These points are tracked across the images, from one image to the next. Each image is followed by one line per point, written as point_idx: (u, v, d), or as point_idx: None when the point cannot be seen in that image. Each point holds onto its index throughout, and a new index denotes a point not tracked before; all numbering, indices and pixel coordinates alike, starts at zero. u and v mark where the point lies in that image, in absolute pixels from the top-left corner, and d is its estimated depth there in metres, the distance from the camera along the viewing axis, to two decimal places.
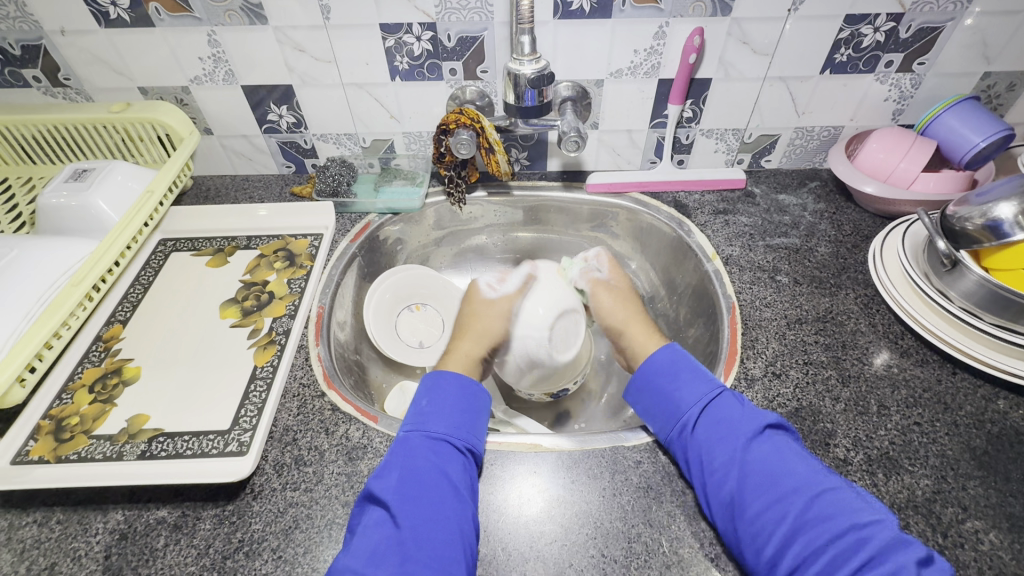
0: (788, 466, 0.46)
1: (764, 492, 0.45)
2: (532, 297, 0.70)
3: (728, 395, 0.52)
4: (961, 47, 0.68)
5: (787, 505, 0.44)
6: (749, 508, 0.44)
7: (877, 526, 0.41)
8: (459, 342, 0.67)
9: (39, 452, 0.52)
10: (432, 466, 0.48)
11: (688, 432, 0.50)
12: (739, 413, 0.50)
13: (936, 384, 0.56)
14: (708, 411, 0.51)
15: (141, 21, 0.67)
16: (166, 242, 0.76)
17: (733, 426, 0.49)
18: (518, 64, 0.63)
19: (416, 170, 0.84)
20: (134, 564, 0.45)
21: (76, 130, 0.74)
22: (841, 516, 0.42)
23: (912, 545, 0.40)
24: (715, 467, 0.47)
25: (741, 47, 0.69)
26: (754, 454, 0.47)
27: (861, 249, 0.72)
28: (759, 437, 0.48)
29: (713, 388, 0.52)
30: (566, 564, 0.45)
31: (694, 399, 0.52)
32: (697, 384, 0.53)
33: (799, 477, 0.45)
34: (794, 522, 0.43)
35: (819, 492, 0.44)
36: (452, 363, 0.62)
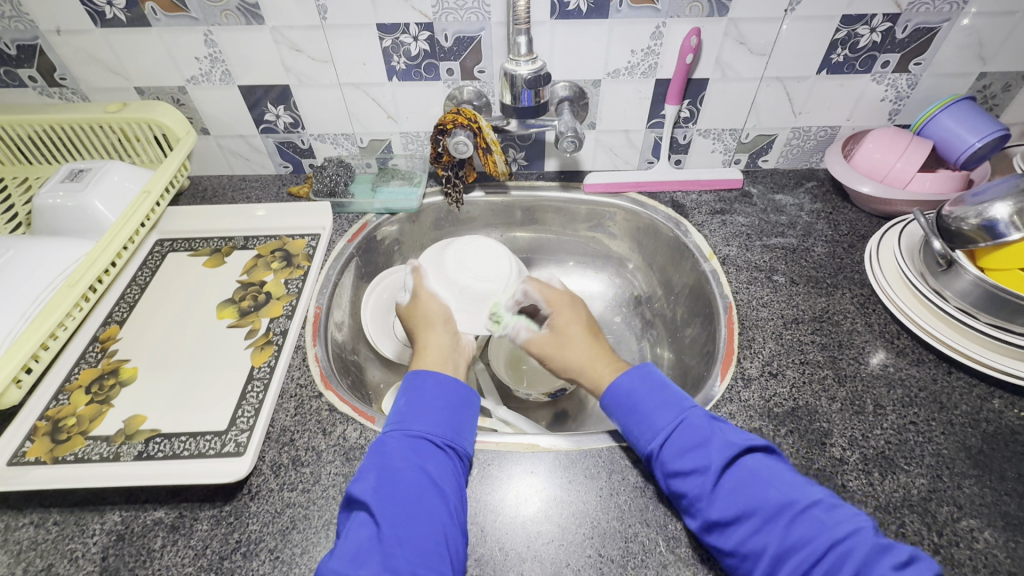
0: (762, 490, 0.44)
1: (739, 521, 0.43)
2: (440, 271, 0.68)
3: (693, 419, 0.49)
4: (957, 47, 0.68)
5: (766, 533, 0.42)
6: (728, 538, 0.43)
7: (856, 540, 0.39)
8: (429, 337, 0.62)
9: (36, 453, 0.52)
10: (411, 465, 0.47)
11: (658, 464, 0.48)
12: (703, 440, 0.47)
13: (932, 383, 0.56)
14: (673, 440, 0.48)
15: (137, 21, 0.67)
16: (163, 242, 0.76)
17: (698, 455, 0.46)
18: (516, 64, 0.63)
19: (414, 170, 0.84)
20: (131, 565, 0.45)
21: (73, 130, 0.74)
22: (820, 538, 0.40)
23: (892, 550, 0.39)
24: (689, 499, 0.45)
25: (738, 47, 0.69)
26: (726, 483, 0.45)
27: (857, 248, 0.72)
28: (728, 462, 0.46)
29: (676, 416, 0.50)
30: (562, 564, 0.45)
31: (656, 430, 0.49)
32: (659, 414, 0.50)
33: (774, 502, 0.43)
34: (775, 548, 0.41)
35: (795, 514, 0.42)
36: (428, 358, 0.59)
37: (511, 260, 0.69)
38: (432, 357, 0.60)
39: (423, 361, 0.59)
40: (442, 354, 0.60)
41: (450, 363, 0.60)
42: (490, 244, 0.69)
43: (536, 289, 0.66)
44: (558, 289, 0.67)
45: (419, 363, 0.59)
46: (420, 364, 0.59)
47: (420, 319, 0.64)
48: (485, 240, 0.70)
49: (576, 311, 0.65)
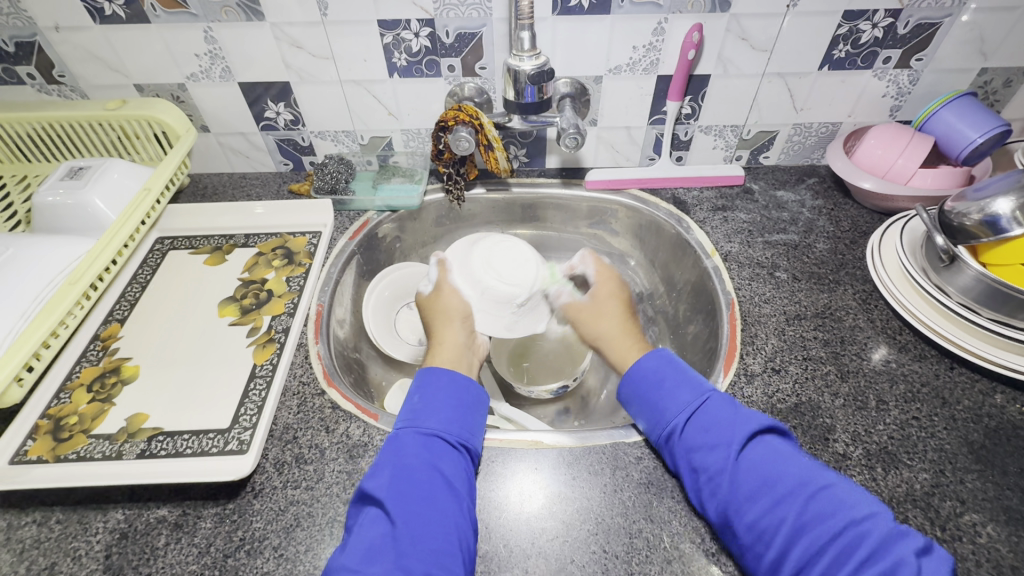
0: (781, 468, 0.44)
1: (758, 496, 0.43)
2: (467, 263, 0.67)
3: (717, 398, 0.50)
4: (959, 42, 0.68)
5: (784, 508, 0.42)
6: (746, 513, 0.43)
7: (871, 522, 0.40)
8: (443, 331, 0.62)
9: (37, 452, 0.52)
10: (424, 463, 0.47)
11: (679, 440, 0.49)
12: (727, 417, 0.48)
13: (934, 379, 0.56)
14: (696, 417, 0.49)
15: (137, 18, 0.67)
16: (163, 240, 0.76)
17: (723, 429, 0.47)
18: (518, 59, 0.63)
19: (415, 167, 0.84)
20: (134, 563, 0.45)
21: (71, 128, 0.73)
22: (837, 515, 0.41)
23: (909, 536, 0.39)
24: (709, 475, 0.45)
25: (740, 43, 0.69)
26: (746, 459, 0.45)
27: (859, 244, 0.72)
28: (750, 439, 0.46)
29: (700, 394, 0.50)
30: (567, 560, 0.45)
31: (680, 406, 0.50)
32: (683, 390, 0.51)
33: (792, 479, 0.43)
34: (791, 524, 0.41)
35: (814, 492, 0.42)
36: (440, 355, 0.59)
37: (538, 268, 0.69)
38: (445, 355, 0.59)
39: (438, 357, 0.59)
40: (456, 352, 0.60)
41: (463, 361, 0.59)
42: (519, 247, 0.70)
43: (592, 264, 0.68)
44: (609, 269, 0.68)
45: (431, 360, 0.59)
46: (431, 361, 0.59)
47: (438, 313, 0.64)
48: (514, 242, 0.71)
49: (619, 287, 0.66)
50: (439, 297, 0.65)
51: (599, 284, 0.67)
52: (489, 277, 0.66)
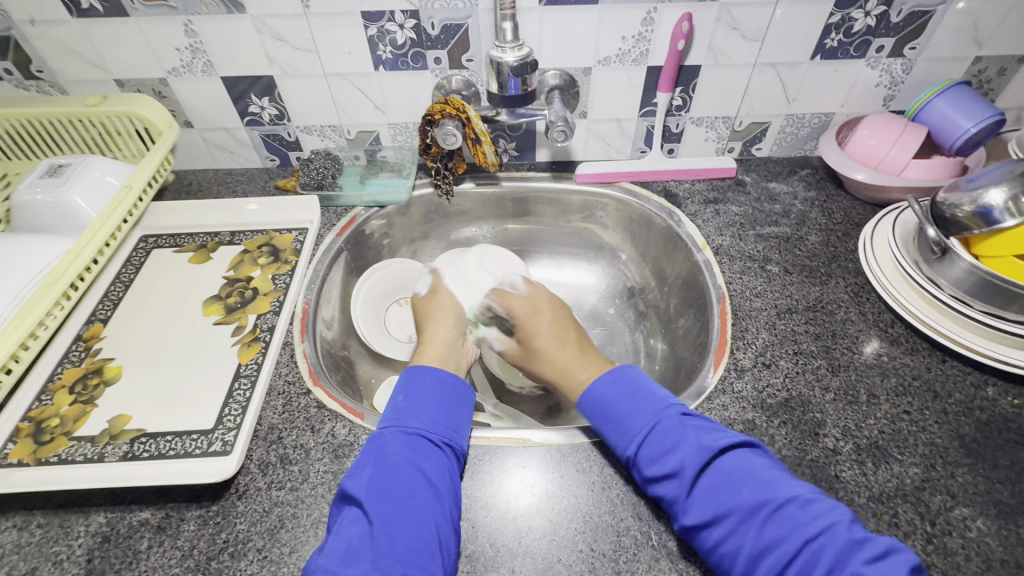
0: (736, 489, 0.43)
1: (713, 524, 0.42)
2: (461, 271, 0.72)
3: (667, 421, 0.48)
4: (952, 30, 0.67)
5: (742, 533, 0.41)
6: (705, 540, 0.42)
7: (829, 537, 0.39)
8: (435, 327, 0.64)
9: (18, 455, 0.51)
10: (405, 461, 0.47)
11: (635, 467, 0.48)
12: (676, 443, 0.46)
13: (926, 372, 0.56)
14: (648, 444, 0.47)
15: (115, 11, 0.65)
16: (147, 238, 0.75)
17: (672, 458, 0.46)
18: (501, 51, 0.62)
19: (403, 162, 0.82)
20: (116, 567, 0.45)
21: (51, 125, 0.72)
22: (793, 536, 0.40)
23: (867, 544, 0.39)
24: (666, 503, 0.45)
25: (731, 32, 0.67)
26: (698, 487, 0.44)
27: (851, 237, 0.71)
28: (702, 464, 0.45)
29: (650, 420, 0.49)
30: (554, 559, 0.45)
31: (631, 437, 0.49)
32: (635, 417, 0.50)
33: (747, 501, 0.42)
34: (750, 549, 0.41)
35: (769, 513, 0.41)
36: (430, 354, 0.60)
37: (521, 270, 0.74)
38: (434, 353, 0.60)
39: (425, 354, 0.60)
40: (445, 351, 0.61)
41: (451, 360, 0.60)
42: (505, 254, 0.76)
43: (500, 300, 0.67)
44: (518, 295, 0.67)
45: (421, 358, 0.59)
46: (421, 358, 0.59)
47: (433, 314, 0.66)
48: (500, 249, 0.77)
49: (539, 318, 0.64)
50: (435, 298, 0.68)
51: (519, 324, 0.64)
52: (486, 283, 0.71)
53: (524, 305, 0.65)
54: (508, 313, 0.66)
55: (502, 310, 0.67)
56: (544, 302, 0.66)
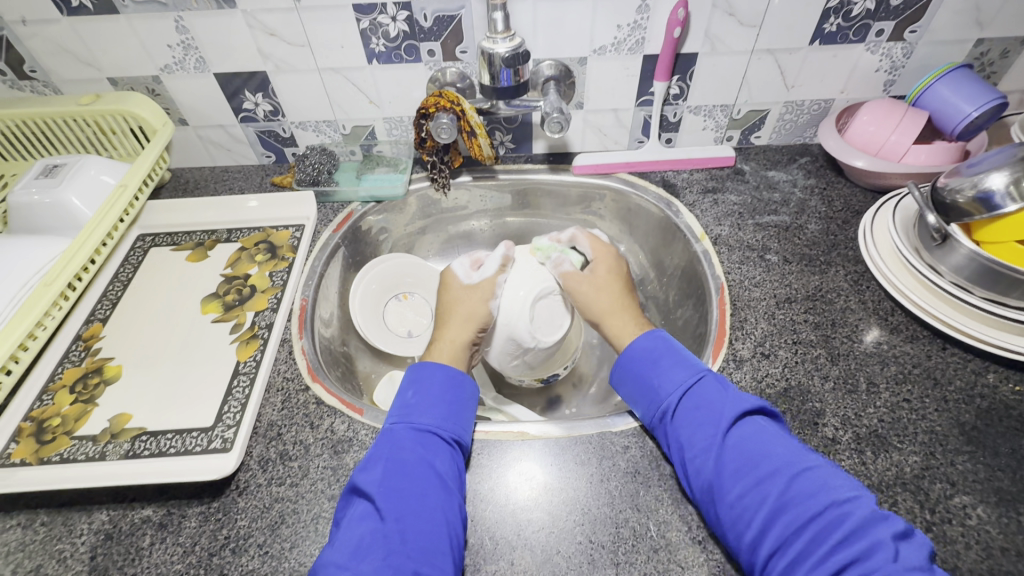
0: (768, 448, 0.44)
1: (741, 475, 0.43)
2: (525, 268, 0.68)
3: (709, 378, 0.50)
4: (954, 12, 0.66)
5: (766, 487, 0.42)
6: (728, 491, 0.43)
7: (853, 504, 0.39)
8: (447, 328, 0.64)
9: (20, 455, 0.52)
10: (418, 458, 0.47)
11: (669, 416, 0.49)
12: (718, 397, 0.48)
13: (926, 360, 0.56)
14: (688, 395, 0.49)
15: (105, 8, 0.65)
16: (145, 236, 0.75)
17: (712, 409, 0.47)
18: (492, 42, 0.61)
19: (399, 157, 0.82)
20: (120, 564, 0.45)
21: (46, 125, 0.72)
22: (820, 496, 0.40)
23: (890, 520, 0.39)
24: (694, 452, 0.46)
25: (728, 19, 0.66)
26: (732, 437, 0.45)
27: (851, 224, 0.71)
28: (738, 419, 0.47)
29: (694, 372, 0.51)
30: (553, 551, 0.45)
31: (673, 385, 0.50)
32: (677, 369, 0.51)
33: (779, 458, 0.43)
34: (772, 502, 0.41)
35: (798, 472, 0.42)
36: (440, 355, 0.61)
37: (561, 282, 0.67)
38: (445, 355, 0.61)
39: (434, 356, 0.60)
40: (456, 353, 0.61)
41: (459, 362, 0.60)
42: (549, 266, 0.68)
43: (586, 238, 0.70)
44: (603, 244, 0.71)
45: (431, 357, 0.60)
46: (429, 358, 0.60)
47: (460, 310, 0.65)
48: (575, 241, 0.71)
49: (615, 265, 0.69)
50: (468, 292, 0.66)
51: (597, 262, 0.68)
52: (517, 306, 0.65)
53: (607, 251, 0.70)
54: (592, 254, 0.69)
55: (587, 248, 0.70)
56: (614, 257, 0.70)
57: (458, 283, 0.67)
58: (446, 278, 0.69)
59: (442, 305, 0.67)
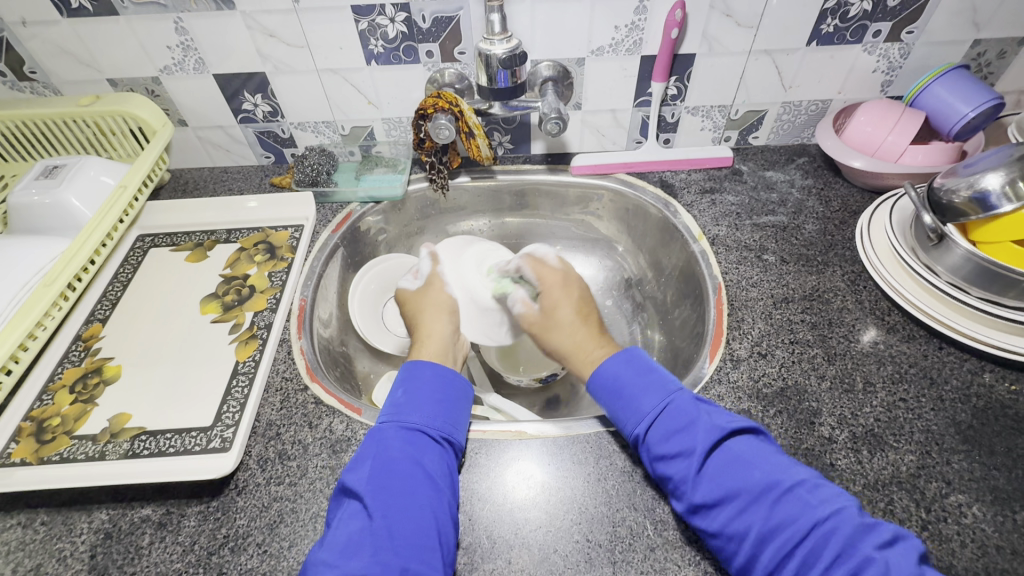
0: (746, 473, 0.43)
1: (724, 504, 0.43)
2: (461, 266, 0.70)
3: (679, 401, 0.49)
4: (950, 13, 0.66)
5: (750, 515, 0.42)
6: (712, 520, 0.43)
7: (838, 520, 0.39)
8: (428, 323, 0.64)
9: (20, 454, 0.52)
10: (407, 457, 0.47)
11: (643, 447, 0.48)
12: (688, 424, 0.47)
13: (922, 359, 0.56)
14: (659, 424, 0.48)
15: (105, 9, 0.65)
16: (144, 237, 0.75)
17: (684, 438, 0.46)
18: (489, 43, 0.61)
19: (398, 157, 0.82)
20: (119, 563, 0.45)
21: (46, 126, 0.72)
22: (803, 518, 0.40)
23: (876, 529, 0.39)
24: (674, 483, 0.45)
25: (725, 20, 0.67)
26: (708, 467, 0.44)
27: (849, 224, 0.71)
28: (713, 444, 0.45)
29: (662, 399, 0.49)
30: (550, 550, 0.45)
31: (643, 415, 0.49)
32: (645, 398, 0.50)
33: (758, 482, 0.42)
34: (758, 529, 0.41)
35: (780, 495, 0.41)
36: (427, 350, 0.60)
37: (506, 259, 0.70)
38: (432, 348, 0.60)
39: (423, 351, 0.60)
40: (440, 344, 0.61)
41: (445, 351, 0.61)
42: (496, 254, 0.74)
43: (533, 267, 0.66)
44: (552, 267, 0.66)
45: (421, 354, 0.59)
46: (418, 355, 0.59)
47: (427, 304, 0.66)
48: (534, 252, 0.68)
49: (567, 292, 0.64)
50: (423, 294, 0.67)
51: (548, 293, 0.64)
52: (475, 282, 0.68)
53: (556, 276, 0.65)
54: (540, 282, 0.65)
55: (533, 276, 0.65)
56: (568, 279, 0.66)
57: (412, 293, 0.68)
58: (401, 297, 0.69)
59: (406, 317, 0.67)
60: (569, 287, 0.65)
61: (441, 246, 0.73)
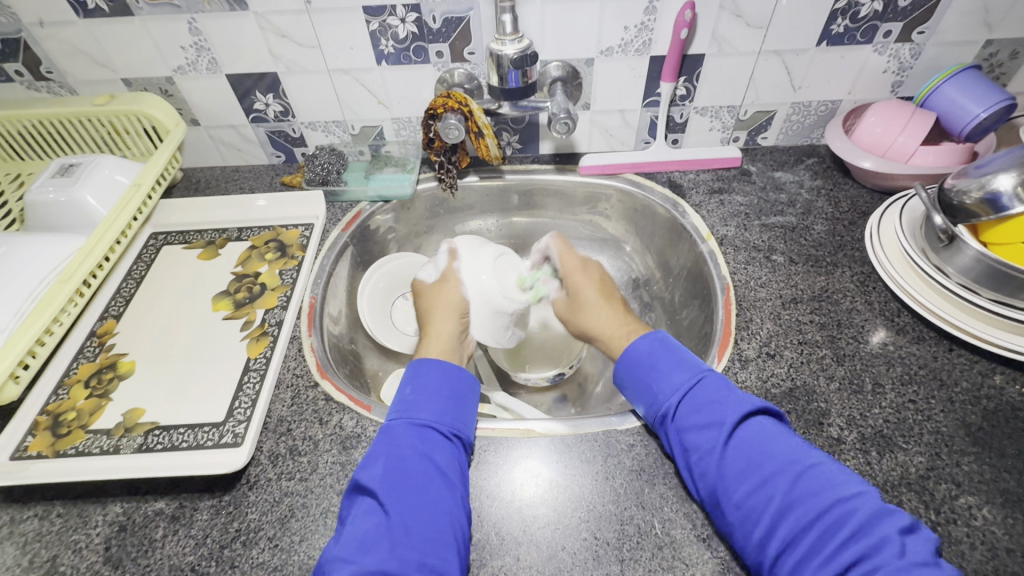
0: (772, 447, 0.44)
1: (745, 476, 0.43)
2: (476, 262, 0.69)
3: (709, 379, 0.49)
4: (962, 14, 0.66)
5: (772, 488, 0.42)
6: (733, 494, 0.43)
7: (859, 500, 0.39)
8: (435, 324, 0.64)
9: (37, 448, 0.53)
10: (417, 454, 0.47)
11: (671, 420, 0.49)
12: (718, 398, 0.47)
13: (932, 361, 0.56)
14: (689, 397, 0.48)
15: (121, 10, 0.66)
16: (157, 235, 0.76)
17: (713, 411, 0.47)
18: (501, 44, 0.62)
19: (407, 157, 0.83)
20: (133, 555, 0.46)
21: (62, 125, 0.73)
22: (824, 493, 0.40)
23: (895, 514, 0.39)
24: (699, 454, 0.45)
25: (735, 20, 0.67)
26: (735, 441, 0.45)
27: (858, 226, 0.71)
28: (741, 419, 0.46)
29: (694, 373, 0.50)
30: (559, 547, 0.46)
31: (672, 388, 0.50)
32: (676, 371, 0.51)
33: (782, 458, 0.43)
34: (779, 502, 0.41)
35: (803, 470, 0.42)
36: (433, 348, 0.60)
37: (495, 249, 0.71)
38: (434, 348, 0.61)
39: (427, 350, 0.60)
40: (447, 344, 0.61)
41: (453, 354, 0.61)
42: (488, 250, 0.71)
43: (557, 247, 0.68)
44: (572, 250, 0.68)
45: (424, 352, 0.60)
46: (425, 352, 0.60)
47: (438, 307, 0.66)
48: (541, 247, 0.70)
49: (588, 275, 0.66)
50: (439, 288, 0.68)
51: (569, 275, 0.66)
52: (491, 282, 0.67)
53: (575, 259, 0.67)
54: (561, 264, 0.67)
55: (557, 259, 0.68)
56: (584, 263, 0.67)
57: (428, 284, 0.69)
58: (416, 287, 0.69)
59: (419, 310, 0.67)
60: (589, 267, 0.67)
61: (460, 242, 0.73)
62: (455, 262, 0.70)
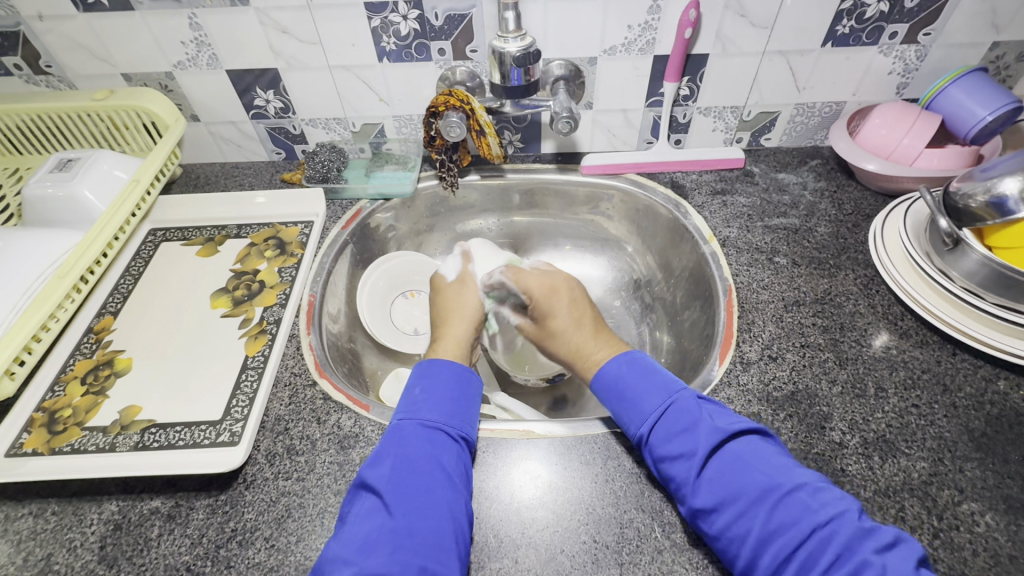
0: (747, 474, 0.43)
1: (723, 505, 0.42)
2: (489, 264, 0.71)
3: (682, 402, 0.48)
4: (969, 15, 0.65)
5: (749, 517, 0.41)
6: (712, 522, 0.42)
7: (839, 524, 0.39)
8: (450, 326, 0.63)
9: (32, 445, 0.52)
10: (426, 455, 0.47)
11: (646, 448, 0.48)
12: (689, 426, 0.46)
13: (936, 365, 0.55)
14: (661, 425, 0.48)
15: (120, 5, 0.65)
16: (156, 231, 0.75)
17: (685, 439, 0.46)
18: (504, 41, 0.61)
19: (408, 155, 0.82)
20: (128, 554, 0.46)
21: (61, 120, 0.73)
22: (803, 521, 0.40)
23: (876, 533, 0.38)
24: (675, 484, 0.45)
25: (739, 20, 0.66)
26: (709, 469, 0.44)
27: (862, 228, 0.70)
28: (715, 446, 0.45)
29: (665, 399, 0.49)
30: (557, 551, 0.45)
31: (643, 416, 0.49)
32: (647, 399, 0.50)
33: (758, 484, 0.42)
34: (757, 533, 0.40)
35: (779, 497, 0.41)
36: (448, 349, 0.60)
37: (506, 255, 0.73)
38: (450, 348, 0.60)
39: (441, 351, 0.59)
40: (462, 346, 0.61)
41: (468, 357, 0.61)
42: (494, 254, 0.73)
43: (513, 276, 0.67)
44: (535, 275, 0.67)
45: (439, 353, 0.59)
46: (438, 354, 0.59)
47: (454, 308, 0.66)
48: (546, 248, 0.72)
49: (557, 298, 0.64)
50: (459, 289, 0.68)
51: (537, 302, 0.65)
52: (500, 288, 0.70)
53: (543, 286, 0.65)
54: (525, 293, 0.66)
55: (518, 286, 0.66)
56: (563, 283, 0.66)
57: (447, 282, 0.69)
58: (435, 284, 0.70)
59: (437, 308, 0.67)
60: (566, 287, 0.65)
61: (473, 245, 0.74)
62: (468, 265, 0.71)
